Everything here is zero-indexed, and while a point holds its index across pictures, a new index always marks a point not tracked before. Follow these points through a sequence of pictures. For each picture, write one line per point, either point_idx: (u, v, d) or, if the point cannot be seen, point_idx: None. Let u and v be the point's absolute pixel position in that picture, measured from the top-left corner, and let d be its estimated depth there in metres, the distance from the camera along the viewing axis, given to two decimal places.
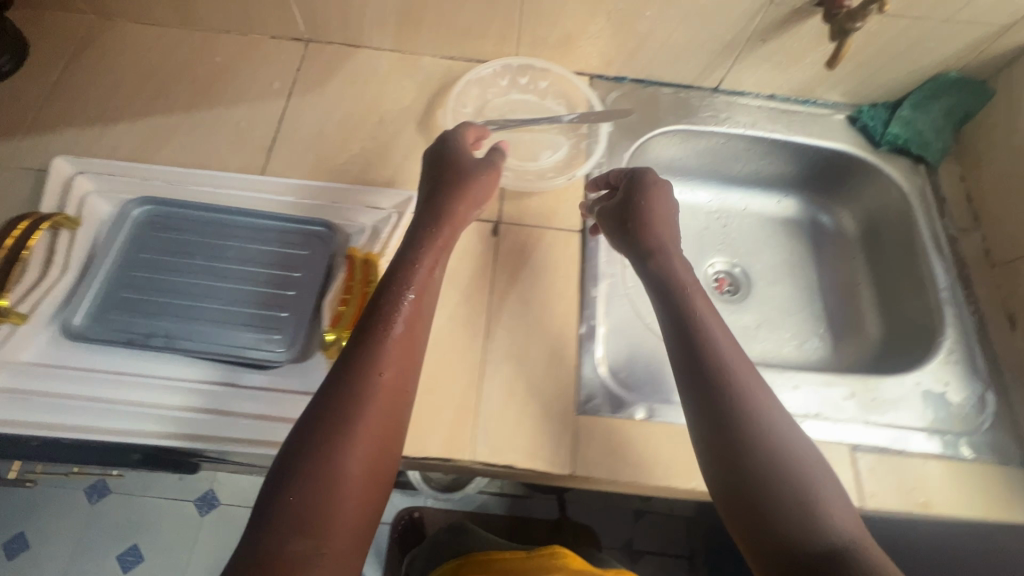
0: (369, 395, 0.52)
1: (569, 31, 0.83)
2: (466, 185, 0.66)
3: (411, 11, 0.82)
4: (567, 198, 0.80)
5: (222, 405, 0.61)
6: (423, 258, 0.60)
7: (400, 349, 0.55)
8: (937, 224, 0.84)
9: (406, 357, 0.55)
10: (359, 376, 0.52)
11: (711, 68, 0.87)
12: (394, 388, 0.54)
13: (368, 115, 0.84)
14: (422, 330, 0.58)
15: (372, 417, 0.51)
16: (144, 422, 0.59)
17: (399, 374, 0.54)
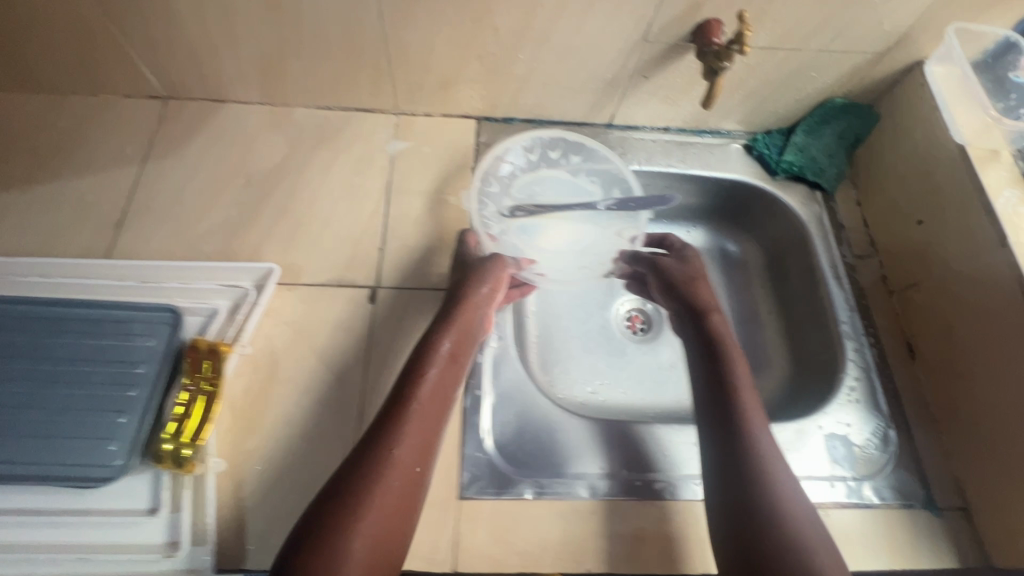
0: (386, 470, 0.51)
1: (444, 77, 0.78)
2: (484, 273, 0.68)
3: (270, 64, 0.76)
4: (452, 256, 0.75)
5: (52, 537, 0.55)
6: (444, 343, 0.61)
7: (420, 426, 0.55)
8: (835, 252, 0.82)
9: (422, 443, 0.54)
10: (375, 457, 0.51)
11: (599, 105, 0.84)
12: (406, 467, 0.52)
13: (235, 178, 0.77)
14: (443, 411, 0.58)
15: (382, 500, 0.49)
16: None
17: (412, 454, 0.53)
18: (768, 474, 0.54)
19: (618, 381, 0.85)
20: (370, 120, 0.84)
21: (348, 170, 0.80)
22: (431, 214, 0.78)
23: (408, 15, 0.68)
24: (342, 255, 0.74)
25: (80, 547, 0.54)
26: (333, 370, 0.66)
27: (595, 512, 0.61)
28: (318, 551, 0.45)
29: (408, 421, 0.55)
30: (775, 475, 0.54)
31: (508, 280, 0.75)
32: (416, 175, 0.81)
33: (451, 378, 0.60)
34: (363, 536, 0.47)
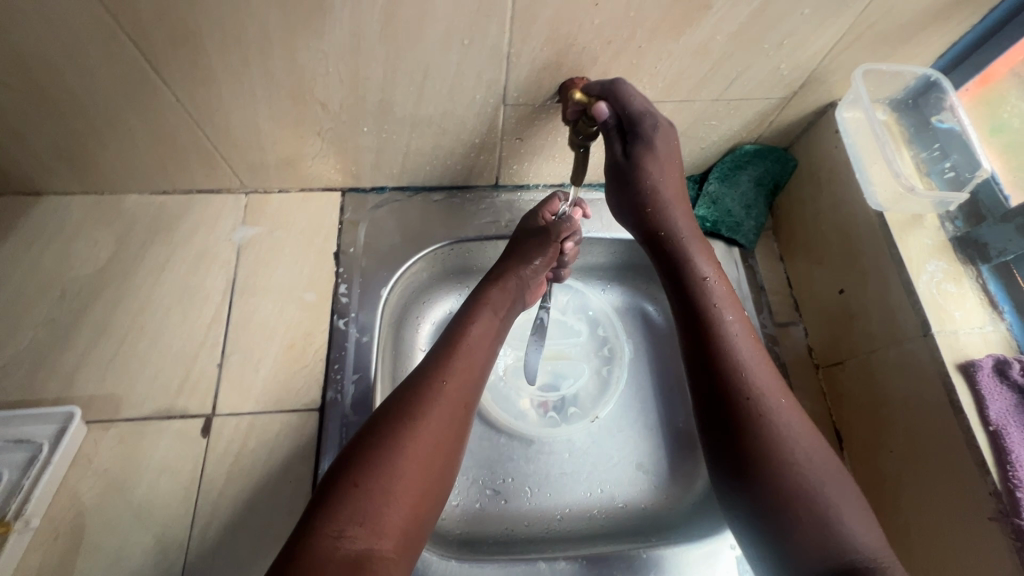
0: (433, 396, 0.51)
1: (285, 154, 0.67)
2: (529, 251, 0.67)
3: (74, 155, 0.64)
4: (304, 367, 0.65)
5: None
6: (490, 301, 0.62)
7: (469, 361, 0.55)
8: (755, 320, 0.71)
9: (468, 385, 0.54)
10: (426, 377, 0.52)
11: (476, 169, 0.73)
12: (456, 398, 0.52)
13: (48, 289, 0.66)
14: (489, 352, 0.59)
15: (432, 425, 0.49)
16: None
17: (464, 389, 0.53)
18: (773, 429, 0.48)
19: (521, 480, 0.74)
20: (214, 202, 0.73)
21: (186, 268, 0.69)
22: (282, 315, 0.67)
23: (213, 96, 0.57)
24: (171, 378, 0.63)
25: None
26: (152, 530, 0.56)
27: None
28: (375, 467, 0.45)
29: (456, 359, 0.55)
30: (777, 449, 0.47)
31: (368, 389, 0.64)
32: (266, 268, 0.70)
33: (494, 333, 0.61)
34: (419, 443, 0.47)
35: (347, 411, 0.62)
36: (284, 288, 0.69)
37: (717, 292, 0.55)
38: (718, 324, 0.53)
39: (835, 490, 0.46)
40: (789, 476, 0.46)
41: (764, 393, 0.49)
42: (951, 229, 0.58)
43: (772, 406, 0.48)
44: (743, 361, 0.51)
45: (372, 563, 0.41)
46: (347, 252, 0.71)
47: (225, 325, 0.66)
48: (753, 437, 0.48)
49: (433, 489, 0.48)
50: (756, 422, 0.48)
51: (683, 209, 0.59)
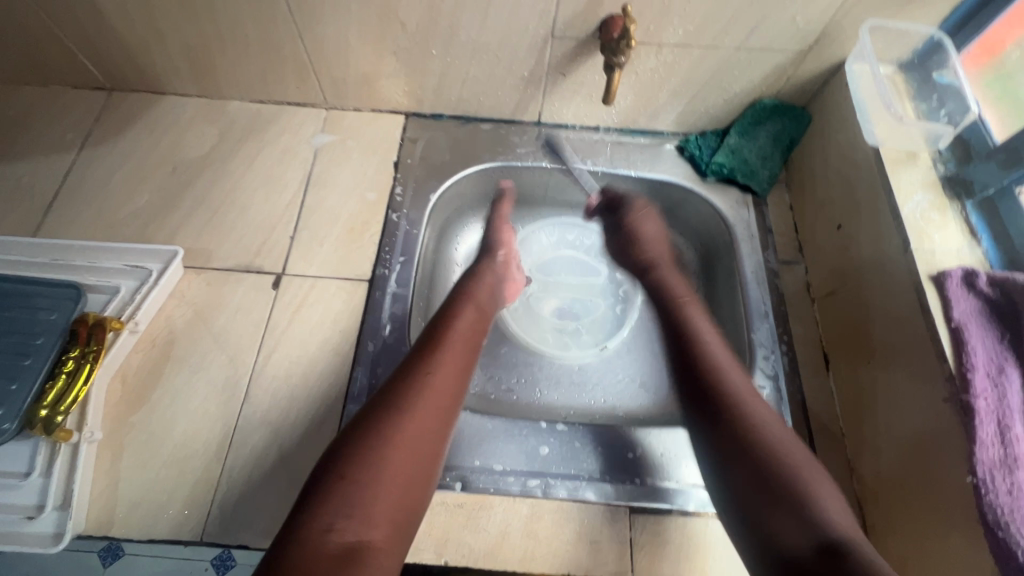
0: (417, 393, 0.52)
1: (364, 72, 0.80)
2: (493, 245, 0.77)
3: (199, 56, 0.79)
4: (360, 247, 0.76)
5: None
6: (469, 297, 0.66)
7: (453, 356, 0.57)
8: (759, 256, 0.79)
9: (452, 376, 0.55)
10: (408, 373, 0.54)
11: (524, 103, 0.84)
12: (441, 391, 0.53)
13: (163, 165, 0.81)
14: (472, 345, 0.60)
15: (415, 419, 0.50)
16: None
17: (448, 386, 0.54)
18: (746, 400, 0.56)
19: (534, 381, 0.83)
20: (300, 114, 0.86)
21: (272, 161, 0.82)
22: (346, 205, 0.79)
23: (318, 9, 0.70)
24: (252, 242, 0.75)
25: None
26: (226, 353, 0.68)
27: (464, 507, 0.61)
28: (363, 462, 0.46)
29: (439, 355, 0.56)
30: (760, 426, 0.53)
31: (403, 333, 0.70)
32: (336, 168, 0.82)
33: (477, 334, 0.62)
34: (401, 437, 0.49)
35: (393, 284, 0.73)
36: (350, 186, 0.81)
37: (703, 328, 0.64)
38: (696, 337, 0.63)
39: (808, 469, 0.50)
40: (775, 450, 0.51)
41: (743, 398, 0.56)
42: (943, 170, 0.65)
43: (744, 393, 0.57)
44: (730, 375, 0.58)
45: (363, 552, 0.43)
46: (405, 162, 0.83)
47: (298, 208, 0.79)
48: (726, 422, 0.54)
49: (421, 475, 0.49)
50: (728, 403, 0.55)
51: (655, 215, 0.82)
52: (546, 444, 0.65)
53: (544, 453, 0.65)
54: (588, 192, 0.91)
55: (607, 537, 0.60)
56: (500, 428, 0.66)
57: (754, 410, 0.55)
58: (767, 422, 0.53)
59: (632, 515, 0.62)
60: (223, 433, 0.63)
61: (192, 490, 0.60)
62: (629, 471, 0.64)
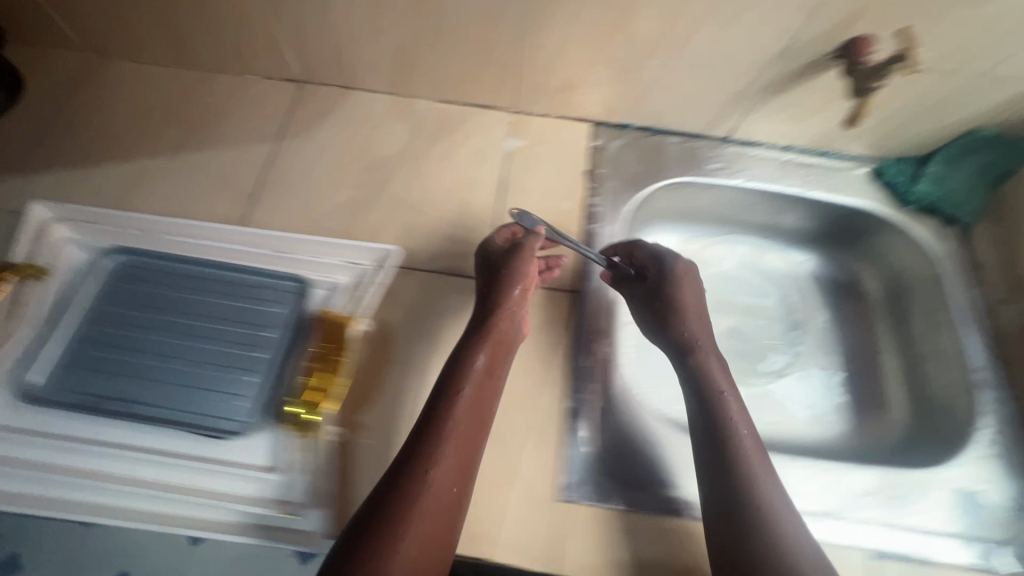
0: (415, 496, 0.47)
1: (568, 80, 0.79)
2: (515, 270, 0.64)
3: (405, 54, 0.79)
4: (561, 256, 0.75)
5: (156, 477, 0.56)
6: (478, 358, 0.57)
7: (466, 427, 0.53)
8: (969, 294, 0.76)
9: (463, 464, 0.51)
10: (417, 470, 0.49)
11: (721, 118, 0.82)
12: (446, 489, 0.49)
13: (359, 161, 0.80)
14: (482, 422, 0.54)
15: (416, 529, 0.46)
16: (64, 488, 0.55)
17: (452, 477, 0.50)
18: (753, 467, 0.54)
19: None
20: (487, 117, 0.86)
21: (465, 163, 0.81)
22: (543, 213, 0.78)
23: (550, 14, 0.69)
24: (454, 245, 0.75)
25: (165, 487, 0.56)
26: (440, 357, 0.67)
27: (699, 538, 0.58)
28: None
29: (443, 443, 0.51)
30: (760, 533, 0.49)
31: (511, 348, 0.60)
32: (529, 174, 0.81)
33: (486, 396, 0.56)
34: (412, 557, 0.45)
35: (599, 298, 0.72)
36: (544, 192, 0.80)
37: (733, 410, 0.58)
38: (723, 419, 0.57)
39: None
40: (775, 525, 0.50)
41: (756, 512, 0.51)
42: None
43: (757, 474, 0.53)
44: (760, 475, 0.53)
45: None
46: (596, 172, 0.82)
47: (496, 212, 0.78)
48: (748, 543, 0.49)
49: None
50: (741, 516, 0.51)
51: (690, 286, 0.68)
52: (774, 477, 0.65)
53: None
54: (767, 214, 0.89)
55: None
56: None
57: (766, 530, 0.50)
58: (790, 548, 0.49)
59: (871, 559, 0.59)
60: None
61: None
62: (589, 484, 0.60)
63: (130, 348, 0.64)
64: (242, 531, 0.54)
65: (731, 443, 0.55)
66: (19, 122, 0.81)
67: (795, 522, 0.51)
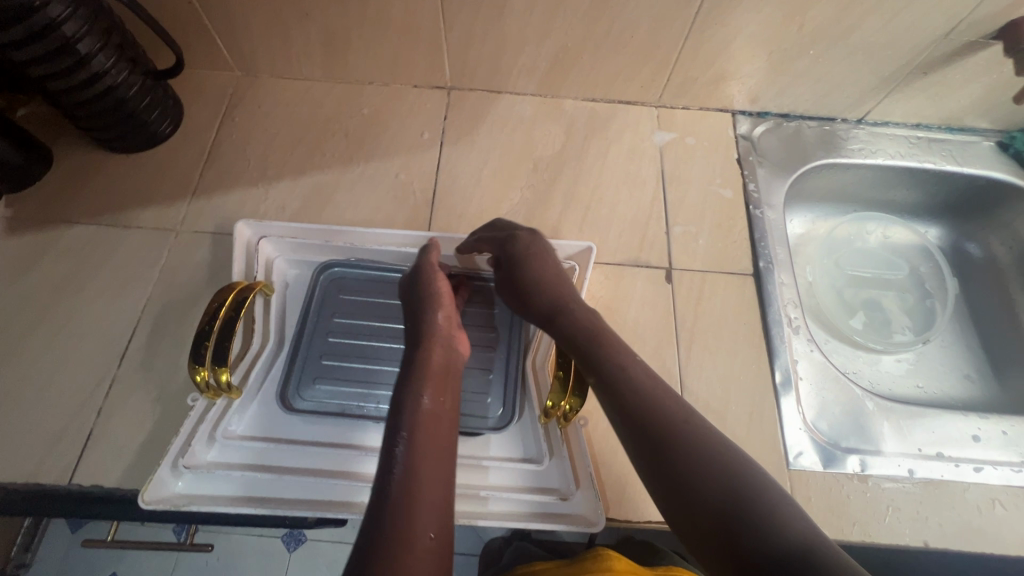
0: (397, 552, 0.37)
1: (722, 72, 0.83)
2: (435, 293, 0.61)
3: (566, 57, 0.82)
4: (734, 242, 0.79)
5: None
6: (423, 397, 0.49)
7: (422, 455, 0.44)
8: None
9: (440, 503, 0.41)
10: (386, 511, 0.39)
11: (861, 101, 0.86)
12: (420, 540, 0.38)
13: (522, 162, 0.83)
14: (440, 450, 0.46)
15: None
16: (353, 490, 0.57)
17: (434, 518, 0.40)
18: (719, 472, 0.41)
19: (874, 373, 0.86)
20: (633, 112, 0.89)
21: (622, 158, 0.85)
22: (707, 201, 0.82)
23: (723, 12, 0.73)
24: (632, 238, 0.78)
25: None
26: (647, 343, 0.71)
27: (923, 492, 0.63)
28: None
29: (403, 479, 0.42)
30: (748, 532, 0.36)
31: (625, 352, 0.53)
32: (685, 165, 0.85)
33: (439, 428, 0.47)
34: None
35: (779, 278, 0.76)
36: (703, 181, 0.83)
37: (625, 378, 0.49)
38: (631, 399, 0.47)
39: None
40: (770, 499, 0.38)
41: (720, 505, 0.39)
42: None
43: (705, 453, 0.42)
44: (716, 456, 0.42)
45: None
46: (747, 159, 0.86)
47: (663, 203, 0.81)
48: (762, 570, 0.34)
49: None
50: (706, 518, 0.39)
51: (548, 262, 0.63)
52: (975, 433, 0.68)
53: (981, 440, 0.68)
54: (900, 189, 0.93)
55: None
56: (927, 416, 0.70)
57: (743, 525, 0.37)
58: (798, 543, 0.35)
59: None
60: None
61: None
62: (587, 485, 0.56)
63: (365, 356, 0.67)
64: (525, 514, 0.58)
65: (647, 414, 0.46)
66: (188, 145, 0.83)
67: (801, 511, 0.38)
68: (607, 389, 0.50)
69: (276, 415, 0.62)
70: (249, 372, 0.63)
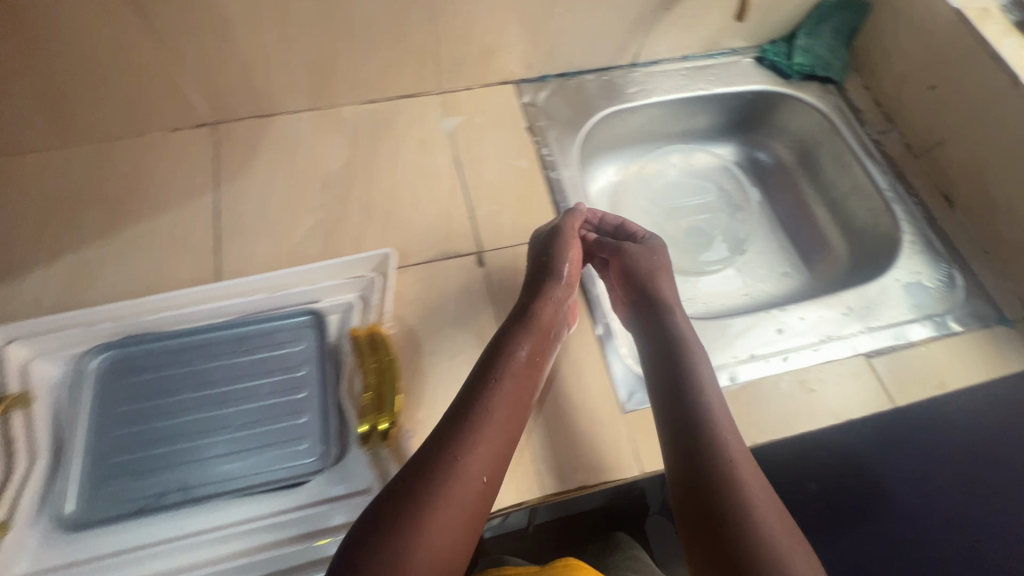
0: (444, 478, 0.50)
1: (485, 47, 0.82)
2: (557, 269, 0.68)
3: (321, 65, 0.77)
4: (538, 210, 0.79)
5: (252, 541, 0.53)
6: (522, 348, 0.61)
7: (491, 431, 0.54)
8: (860, 133, 0.91)
9: (495, 453, 0.53)
10: (448, 452, 0.51)
11: (626, 46, 0.89)
12: (472, 476, 0.51)
13: (310, 183, 0.79)
14: (512, 415, 0.56)
15: (441, 518, 0.47)
16: None
17: (480, 467, 0.51)
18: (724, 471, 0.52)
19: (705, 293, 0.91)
20: (417, 104, 0.86)
21: (414, 153, 0.82)
22: (505, 176, 0.82)
23: None
24: (438, 232, 0.76)
25: (268, 546, 0.53)
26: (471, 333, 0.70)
27: (743, 395, 0.68)
28: None
29: (481, 427, 0.53)
30: (747, 500, 0.49)
31: (690, 332, 0.66)
32: (478, 145, 0.84)
33: (526, 387, 0.59)
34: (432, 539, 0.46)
35: (585, 234, 0.78)
36: (499, 158, 0.83)
37: (695, 352, 0.63)
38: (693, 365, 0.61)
39: None
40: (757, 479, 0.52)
41: (732, 470, 0.52)
42: (1012, 17, 0.78)
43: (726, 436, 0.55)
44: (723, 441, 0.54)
45: None
46: (536, 126, 0.86)
47: (462, 189, 0.80)
48: (735, 540, 0.47)
49: None
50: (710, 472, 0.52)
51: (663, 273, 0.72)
52: (778, 326, 0.75)
53: (785, 331, 0.75)
54: (689, 118, 0.99)
55: (863, 383, 0.70)
56: (736, 325, 0.75)
57: (744, 488, 0.50)
58: (767, 518, 0.48)
59: (869, 360, 0.72)
60: None
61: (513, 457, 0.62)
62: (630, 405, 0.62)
63: (163, 441, 0.59)
64: None
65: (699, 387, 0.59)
66: None
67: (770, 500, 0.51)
68: (672, 355, 0.63)
69: (54, 540, 0.53)
70: (15, 501, 0.54)
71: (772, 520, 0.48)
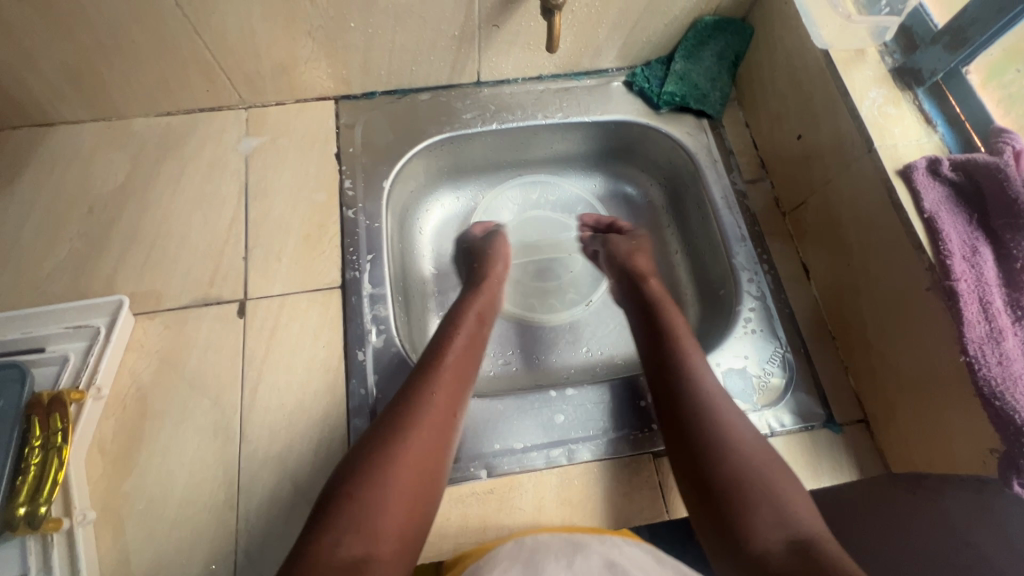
0: (419, 398, 0.54)
1: (279, 62, 0.72)
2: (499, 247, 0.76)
3: (84, 76, 0.69)
4: (322, 254, 0.71)
5: None
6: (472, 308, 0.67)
7: (456, 368, 0.58)
8: (725, 180, 0.78)
9: (457, 379, 0.58)
10: (427, 363, 0.58)
11: (459, 64, 0.78)
12: (444, 407, 0.55)
13: (77, 205, 0.71)
14: (472, 359, 0.61)
15: (423, 429, 0.52)
16: None
17: (448, 396, 0.56)
18: (715, 416, 0.55)
19: (530, 349, 0.82)
20: (217, 119, 0.77)
21: (199, 177, 0.74)
22: (295, 210, 0.73)
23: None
24: (202, 273, 0.69)
25: None
26: (206, 395, 0.63)
27: (493, 492, 0.60)
28: (368, 478, 0.48)
29: (444, 363, 0.58)
30: (727, 439, 0.53)
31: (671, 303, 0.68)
32: (274, 172, 0.75)
33: (479, 339, 0.64)
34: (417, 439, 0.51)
35: (367, 286, 0.69)
36: (294, 188, 0.74)
37: (674, 320, 0.65)
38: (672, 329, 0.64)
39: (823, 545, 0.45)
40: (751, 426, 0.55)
41: (724, 410, 0.56)
42: (891, 62, 0.65)
43: (714, 387, 0.58)
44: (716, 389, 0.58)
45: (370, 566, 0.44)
46: (346, 152, 0.77)
47: (244, 224, 0.72)
48: (724, 466, 0.52)
49: (412, 512, 0.49)
50: (703, 412, 0.56)
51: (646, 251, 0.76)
52: (558, 413, 0.65)
53: (565, 418, 0.65)
54: (547, 145, 0.87)
55: (636, 491, 0.61)
56: (512, 408, 0.65)
57: (729, 430, 0.54)
58: (753, 453, 0.52)
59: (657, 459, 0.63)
60: (227, 480, 0.59)
61: (212, 543, 0.57)
62: (640, 418, 0.65)
63: None
64: None
65: (676, 344, 0.62)
66: None
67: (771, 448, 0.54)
68: (648, 326, 0.66)
69: None
70: None
71: (764, 453, 0.53)
